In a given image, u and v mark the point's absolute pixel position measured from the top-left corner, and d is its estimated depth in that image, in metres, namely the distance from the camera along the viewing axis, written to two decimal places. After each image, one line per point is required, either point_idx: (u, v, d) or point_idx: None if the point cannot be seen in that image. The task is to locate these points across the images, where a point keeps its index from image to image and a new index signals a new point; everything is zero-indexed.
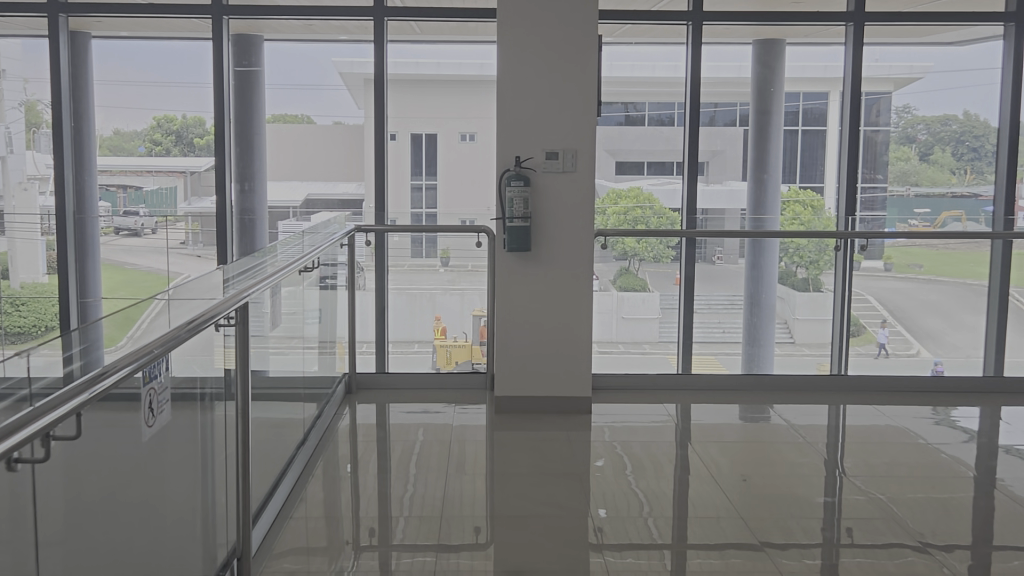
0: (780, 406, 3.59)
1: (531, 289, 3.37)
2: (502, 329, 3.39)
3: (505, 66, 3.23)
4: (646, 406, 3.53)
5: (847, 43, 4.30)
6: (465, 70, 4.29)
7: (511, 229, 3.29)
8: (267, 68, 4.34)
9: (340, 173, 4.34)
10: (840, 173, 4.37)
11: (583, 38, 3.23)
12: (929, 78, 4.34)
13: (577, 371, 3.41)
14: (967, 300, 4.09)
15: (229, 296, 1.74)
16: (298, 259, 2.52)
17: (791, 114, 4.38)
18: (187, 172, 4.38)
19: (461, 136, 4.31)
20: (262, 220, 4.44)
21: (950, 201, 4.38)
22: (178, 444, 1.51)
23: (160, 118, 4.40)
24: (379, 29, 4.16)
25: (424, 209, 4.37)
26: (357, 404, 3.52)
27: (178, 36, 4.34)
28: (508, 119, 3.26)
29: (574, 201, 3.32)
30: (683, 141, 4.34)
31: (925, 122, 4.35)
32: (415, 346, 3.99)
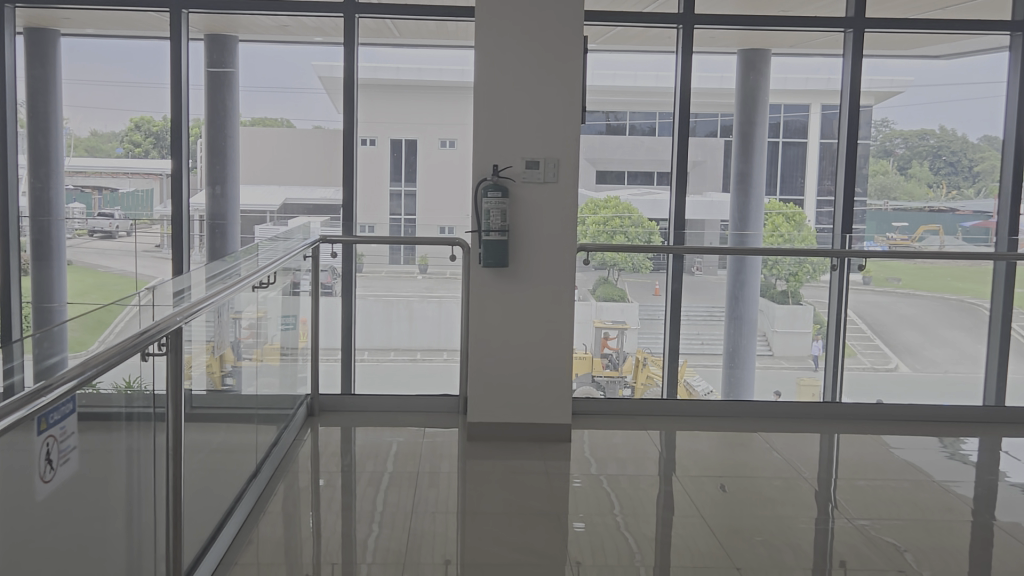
0: (768, 434, 3.53)
1: (509, 303, 3.31)
2: (476, 348, 3.34)
3: (484, 72, 3.18)
4: (631, 434, 3.47)
5: (845, 55, 4.27)
6: (445, 76, 4.24)
7: (488, 242, 3.23)
8: (243, 69, 4.28)
9: (319, 178, 4.23)
10: (820, 185, 4.37)
11: (571, 46, 3.18)
12: (911, 92, 4.30)
13: (554, 392, 3.36)
14: (947, 314, 4.04)
15: (163, 315, 1.63)
16: (254, 272, 2.44)
17: (772, 126, 4.36)
18: (163, 175, 4.31)
19: (441, 143, 4.25)
20: (233, 224, 4.38)
21: (927, 215, 4.37)
22: (84, 484, 1.36)
23: (137, 120, 4.30)
24: (348, 28, 4.11)
25: (402, 215, 4.31)
26: (319, 428, 3.46)
27: (148, 35, 4.29)
28: (486, 126, 3.21)
29: (547, 213, 3.27)
30: (670, 153, 4.31)
31: (903, 137, 4.32)
32: (391, 354, 3.93)
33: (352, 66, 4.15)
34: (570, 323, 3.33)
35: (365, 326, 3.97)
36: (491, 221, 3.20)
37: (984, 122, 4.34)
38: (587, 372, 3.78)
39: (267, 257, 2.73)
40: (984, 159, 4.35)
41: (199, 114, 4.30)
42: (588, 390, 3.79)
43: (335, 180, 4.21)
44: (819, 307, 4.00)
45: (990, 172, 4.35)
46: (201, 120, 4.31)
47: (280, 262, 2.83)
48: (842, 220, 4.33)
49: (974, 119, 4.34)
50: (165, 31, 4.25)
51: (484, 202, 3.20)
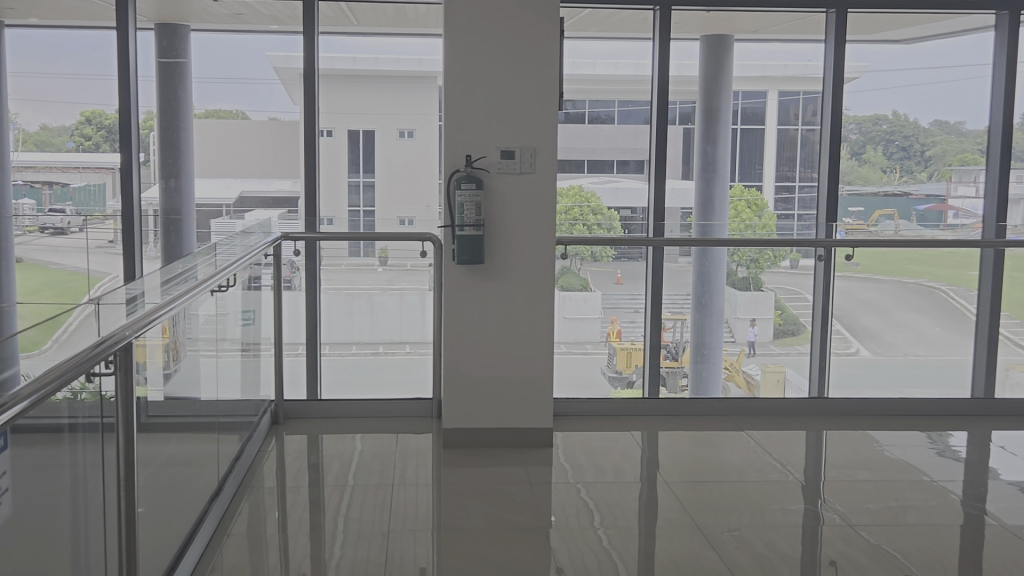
0: (755, 433, 3.52)
1: (480, 300, 3.26)
2: (450, 348, 3.29)
3: (456, 61, 3.12)
4: (612, 436, 3.44)
5: (829, 41, 4.30)
6: (403, 65, 4.17)
7: (462, 238, 3.17)
8: (194, 60, 4.18)
9: (280, 171, 4.19)
10: (776, 171, 4.38)
11: (548, 35, 3.13)
12: (868, 78, 4.31)
13: (529, 391, 3.32)
14: (905, 298, 4.06)
15: (113, 329, 1.57)
16: (211, 275, 2.38)
17: (732, 112, 4.34)
18: (116, 168, 4.21)
19: (399, 133, 4.18)
20: (189, 220, 4.31)
21: (881, 200, 4.36)
22: (22, 514, 1.28)
23: (88, 113, 4.19)
24: (309, 17, 4.06)
25: (361, 207, 4.24)
26: (284, 437, 3.39)
27: (92, 24, 4.18)
28: (460, 117, 3.15)
29: (520, 206, 3.22)
30: (648, 140, 4.31)
31: (857, 122, 4.32)
32: (353, 348, 3.88)
33: (313, 58, 4.10)
34: (550, 321, 3.29)
35: (329, 320, 3.90)
36: (466, 215, 3.14)
37: (943, 107, 4.36)
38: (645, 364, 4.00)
39: (230, 259, 2.68)
40: (936, 142, 4.36)
41: (149, 106, 4.21)
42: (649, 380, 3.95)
43: (291, 172, 4.18)
44: (780, 292, 3.96)
45: (941, 157, 4.36)
46: (153, 114, 4.21)
47: (238, 263, 2.76)
48: (828, 208, 4.36)
49: (929, 103, 4.36)
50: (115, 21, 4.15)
51: (457, 194, 3.13)
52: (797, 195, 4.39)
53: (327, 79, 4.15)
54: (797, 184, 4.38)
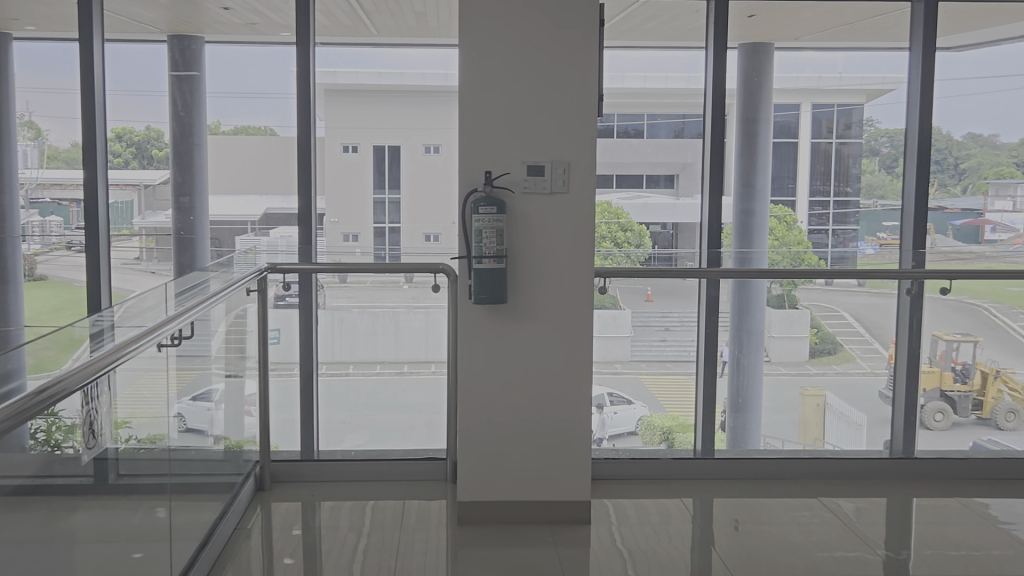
0: (829, 500, 3.20)
1: (503, 335, 2.94)
2: (468, 395, 2.96)
3: (482, 67, 2.81)
4: (661, 504, 3.14)
5: (913, 49, 4.13)
6: (428, 80, 4.09)
7: (481, 272, 2.83)
8: (209, 73, 4.11)
9: (291, 185, 4.03)
10: (808, 184, 4.25)
11: (590, 40, 2.81)
12: (902, 91, 4.16)
13: (563, 445, 2.98)
14: (954, 316, 3.82)
15: (56, 376, 1.40)
16: (177, 317, 2.06)
17: (780, 126, 4.22)
18: (141, 185, 4.22)
19: (425, 149, 4.09)
20: (203, 239, 4.25)
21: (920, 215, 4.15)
22: None
23: (117, 130, 4.19)
24: (304, 33, 3.93)
25: (386, 222, 4.16)
26: (273, 503, 3.13)
27: None
28: (479, 130, 2.84)
29: (554, 229, 2.90)
30: (704, 151, 4.18)
31: (888, 135, 4.17)
32: (377, 367, 3.77)
33: (308, 71, 3.98)
34: (589, 359, 2.95)
35: (327, 340, 3.84)
36: (484, 244, 2.82)
37: (974, 120, 4.16)
38: (936, 386, 3.84)
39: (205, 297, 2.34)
40: (970, 156, 4.16)
41: (165, 124, 4.17)
42: (939, 403, 3.79)
43: (292, 188, 4.03)
44: (815, 310, 3.85)
45: (976, 169, 4.16)
46: (162, 129, 4.18)
47: (224, 294, 2.51)
48: (913, 237, 4.15)
49: (962, 118, 4.15)
50: (120, 31, 4.13)
51: (475, 219, 2.82)
52: (831, 212, 4.23)
53: (320, 91, 4.05)
54: (832, 199, 4.22)
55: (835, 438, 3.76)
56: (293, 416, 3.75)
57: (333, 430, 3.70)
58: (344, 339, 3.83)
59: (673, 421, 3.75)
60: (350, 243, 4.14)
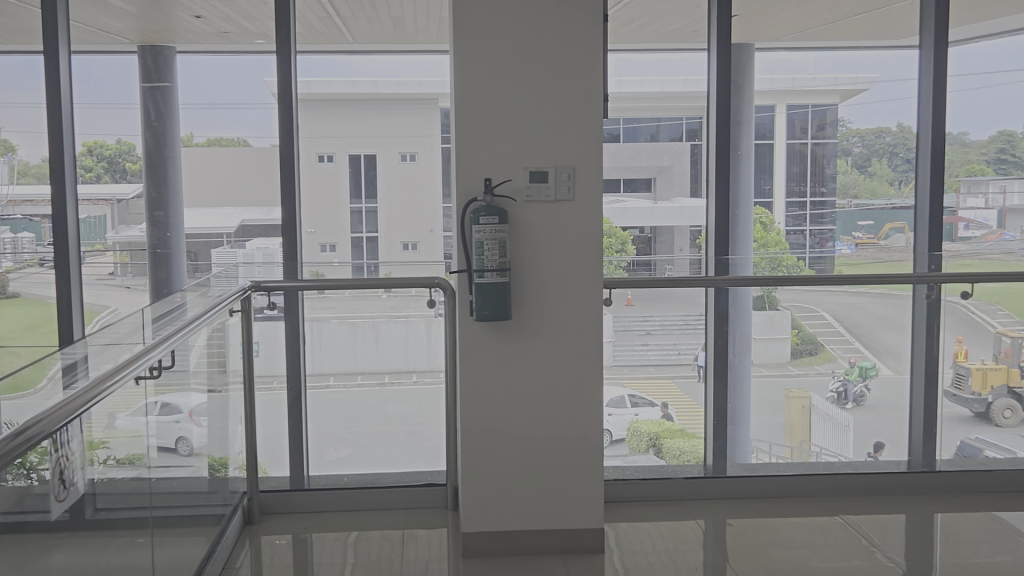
0: (852, 517, 3.23)
1: (510, 346, 2.89)
2: (473, 412, 2.90)
3: (480, 73, 2.75)
4: (678, 527, 3.15)
5: (923, 47, 4.12)
6: (403, 88, 4.05)
7: (483, 286, 2.78)
8: (181, 84, 4.06)
9: (273, 198, 4.01)
10: (787, 184, 4.22)
11: (591, 43, 2.76)
12: (876, 91, 4.19)
13: (572, 460, 2.94)
14: (975, 333, 3.86)
15: (37, 416, 1.34)
16: (155, 346, 1.99)
17: (762, 125, 4.19)
18: (113, 200, 4.17)
19: (402, 157, 4.06)
20: (178, 254, 4.17)
21: (890, 213, 4.20)
22: None
23: (89, 144, 4.15)
24: (283, 40, 3.93)
25: (363, 232, 4.11)
26: (264, 537, 3.09)
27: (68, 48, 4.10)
28: (481, 140, 2.78)
29: (560, 237, 2.85)
30: (690, 160, 4.17)
31: (859, 135, 4.19)
32: (358, 378, 3.69)
33: (289, 77, 3.95)
34: (597, 372, 2.91)
35: (317, 350, 3.73)
36: (485, 257, 2.76)
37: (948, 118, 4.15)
38: (1003, 383, 3.84)
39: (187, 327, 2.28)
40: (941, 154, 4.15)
41: (137, 136, 4.11)
42: (1008, 400, 3.81)
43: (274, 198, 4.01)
44: (797, 310, 3.82)
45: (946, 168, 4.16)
46: (133, 143, 4.13)
47: (203, 317, 2.44)
48: (929, 238, 4.15)
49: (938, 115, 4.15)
50: (90, 43, 4.08)
51: (476, 230, 2.75)
52: (808, 211, 4.22)
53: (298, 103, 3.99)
54: (808, 199, 4.21)
55: (822, 440, 3.73)
56: (279, 430, 3.65)
57: (316, 443, 3.64)
58: (320, 351, 3.73)
59: (660, 427, 3.66)
60: (328, 253, 4.10)
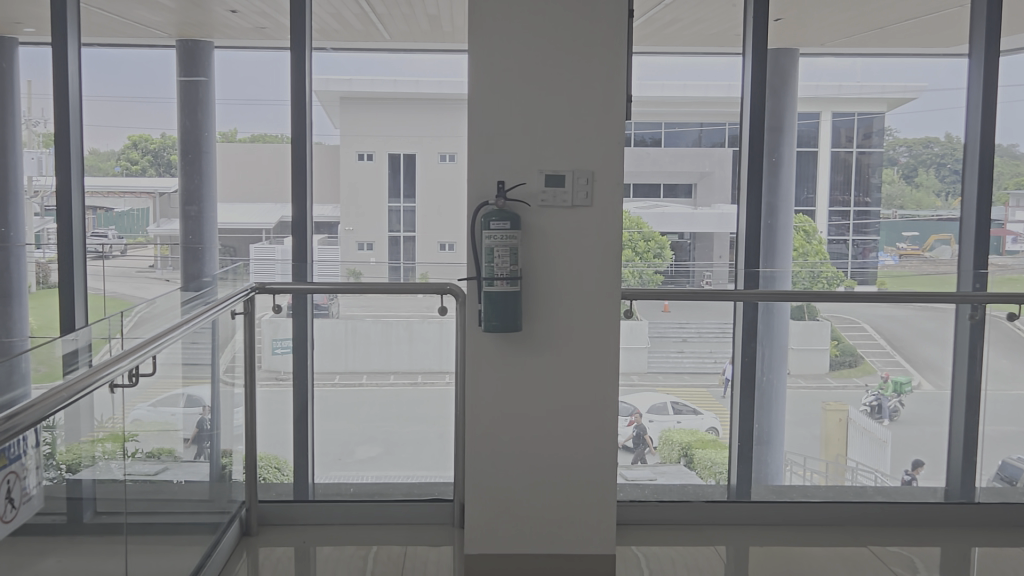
0: (878, 547, 3.13)
1: (521, 356, 2.85)
2: (482, 421, 2.87)
3: (500, 73, 2.72)
4: (696, 551, 3.07)
5: (975, 57, 4.02)
6: (443, 88, 4.05)
7: (493, 295, 2.72)
8: (216, 79, 4.07)
9: (285, 195, 4.01)
10: (829, 193, 4.16)
11: (615, 45, 2.72)
12: (924, 100, 4.09)
13: (584, 472, 2.88)
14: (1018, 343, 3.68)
15: (26, 402, 1.31)
16: (152, 341, 1.93)
17: (806, 133, 4.15)
18: (156, 193, 4.18)
19: (441, 157, 4.05)
20: (212, 248, 4.19)
21: (935, 224, 4.11)
22: None
23: (135, 138, 4.15)
24: (299, 34, 3.91)
25: (401, 231, 4.10)
26: (270, 546, 3.03)
27: (113, 41, 4.15)
28: (496, 143, 2.74)
29: (576, 245, 2.80)
30: (731, 166, 4.11)
31: (907, 145, 4.09)
32: (391, 377, 3.69)
33: (303, 71, 3.94)
34: (612, 381, 2.86)
35: (329, 347, 3.80)
36: (496, 265, 2.71)
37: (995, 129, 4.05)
38: None
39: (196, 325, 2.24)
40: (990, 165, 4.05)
41: (172, 126, 4.12)
42: None
43: (286, 196, 4.01)
44: (836, 322, 3.71)
45: (999, 180, 4.06)
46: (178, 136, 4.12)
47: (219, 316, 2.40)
48: (975, 255, 4.06)
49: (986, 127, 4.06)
50: (132, 36, 4.13)
51: (485, 237, 2.70)
52: (851, 221, 4.15)
53: (320, 100, 4.00)
54: (853, 209, 4.14)
55: (858, 454, 3.69)
56: (284, 428, 3.71)
57: (346, 440, 3.67)
58: (345, 350, 3.79)
59: (693, 437, 3.62)
60: (365, 252, 4.11)
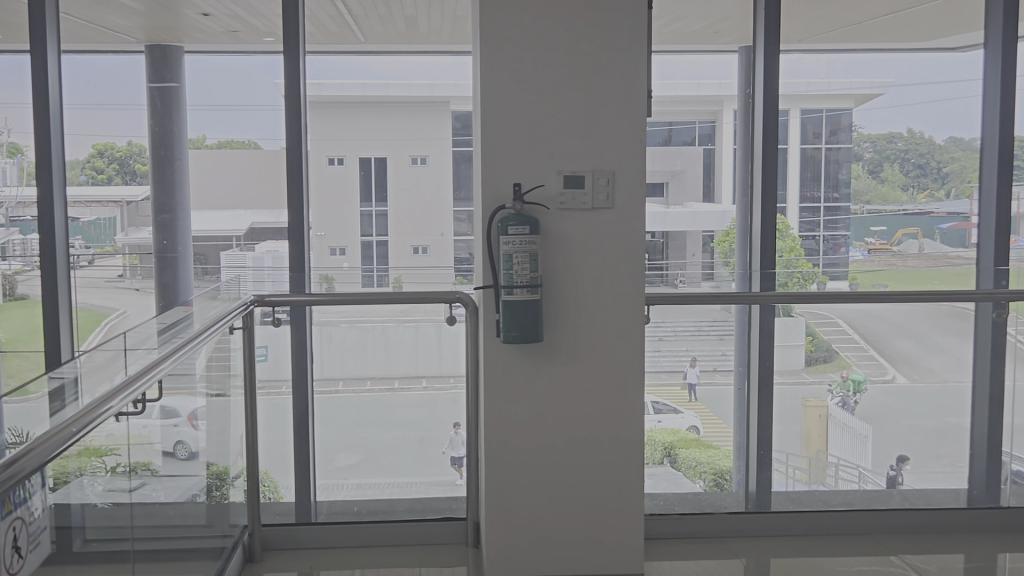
0: (906, 556, 3.14)
1: (541, 368, 2.71)
2: (500, 435, 2.74)
3: (515, 62, 2.57)
4: (716, 564, 3.06)
5: (988, 46, 4.04)
6: (414, 90, 4.02)
7: (512, 303, 2.59)
8: (187, 85, 4.02)
9: (280, 201, 3.89)
10: (800, 190, 4.11)
11: (636, 33, 2.58)
12: (890, 96, 4.10)
13: (607, 487, 2.77)
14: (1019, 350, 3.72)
15: (8, 458, 1.21)
16: (151, 365, 1.88)
17: (782, 129, 4.08)
18: (123, 202, 4.13)
19: (413, 160, 4.04)
20: (185, 257, 4.13)
21: (902, 219, 4.12)
22: None
23: (100, 146, 4.10)
24: (291, 40, 3.79)
25: (374, 235, 4.08)
26: None
27: (78, 47, 4.08)
28: (511, 142, 2.60)
29: (598, 251, 2.67)
30: (701, 165, 4.11)
31: (871, 140, 4.10)
32: (368, 383, 3.62)
33: (296, 78, 3.84)
34: (637, 394, 2.73)
35: (319, 355, 3.68)
36: (514, 272, 2.58)
37: (955, 122, 4.09)
38: None
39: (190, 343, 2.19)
40: (953, 160, 4.09)
41: (143, 136, 4.07)
42: None
43: (280, 202, 3.89)
44: (811, 317, 3.62)
45: (959, 173, 4.09)
46: (145, 144, 4.08)
47: (210, 332, 2.35)
48: (995, 251, 4.03)
49: (944, 120, 4.10)
50: (99, 41, 4.06)
51: (504, 241, 2.56)
52: (822, 217, 4.15)
53: (312, 109, 3.93)
54: (823, 205, 4.14)
55: (839, 449, 3.71)
56: (283, 435, 3.62)
57: (325, 448, 3.59)
58: (322, 358, 3.68)
59: (676, 437, 3.64)
60: (338, 257, 4.05)
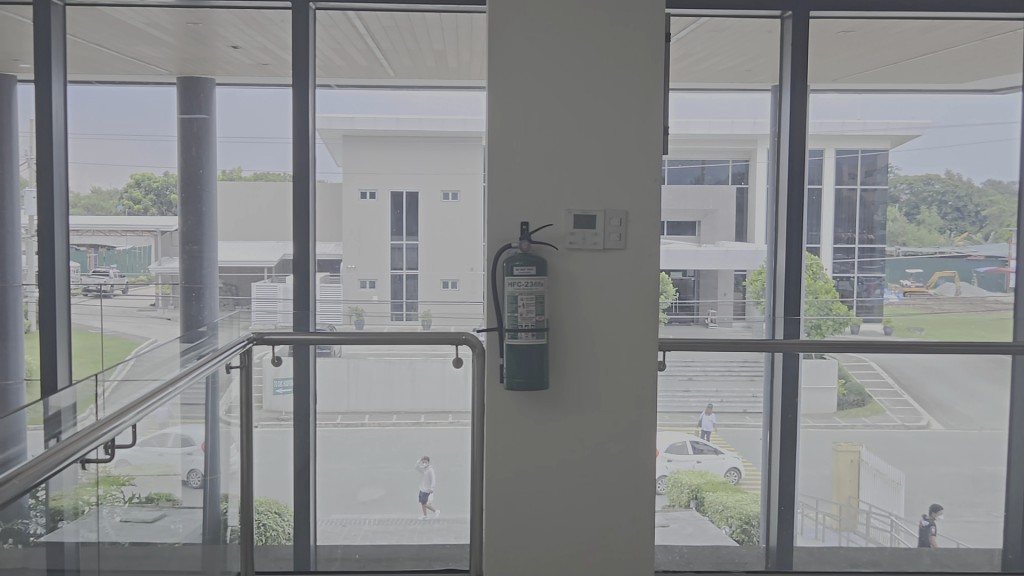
0: None
1: (549, 407, 2.67)
2: (505, 475, 2.69)
3: (526, 96, 2.57)
4: None
5: None
6: (447, 126, 4.02)
7: (517, 347, 2.53)
8: (217, 115, 4.07)
9: (286, 233, 3.99)
10: (838, 233, 4.05)
11: (650, 63, 2.57)
12: (928, 136, 4.06)
13: (616, 531, 2.70)
14: None
15: (12, 470, 1.15)
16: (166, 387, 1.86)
17: (816, 168, 4.02)
18: (157, 232, 4.13)
19: (443, 195, 4.02)
20: (211, 289, 4.12)
21: (939, 261, 4.09)
22: None
23: (138, 175, 4.10)
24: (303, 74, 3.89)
25: (403, 270, 4.07)
26: None
27: (111, 78, 4.10)
28: (524, 179, 2.59)
29: (610, 290, 2.63)
30: (733, 203, 4.08)
31: (908, 181, 4.05)
32: (393, 417, 3.58)
33: (306, 111, 3.92)
34: (647, 435, 2.68)
35: (329, 388, 3.60)
36: (520, 314, 2.53)
37: (994, 165, 4.07)
38: None
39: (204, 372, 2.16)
40: (992, 203, 4.07)
41: (170, 166, 4.09)
42: None
43: (289, 233, 3.98)
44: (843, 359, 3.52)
45: (997, 216, 4.07)
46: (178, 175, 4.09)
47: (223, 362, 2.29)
48: None
49: (983, 162, 4.07)
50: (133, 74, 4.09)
51: (509, 283, 2.52)
52: (856, 258, 4.07)
53: (321, 139, 3.98)
54: (858, 246, 4.07)
55: (870, 496, 3.64)
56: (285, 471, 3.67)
57: (348, 482, 3.64)
58: (330, 393, 3.61)
59: (705, 479, 3.46)
60: (367, 289, 4.07)
